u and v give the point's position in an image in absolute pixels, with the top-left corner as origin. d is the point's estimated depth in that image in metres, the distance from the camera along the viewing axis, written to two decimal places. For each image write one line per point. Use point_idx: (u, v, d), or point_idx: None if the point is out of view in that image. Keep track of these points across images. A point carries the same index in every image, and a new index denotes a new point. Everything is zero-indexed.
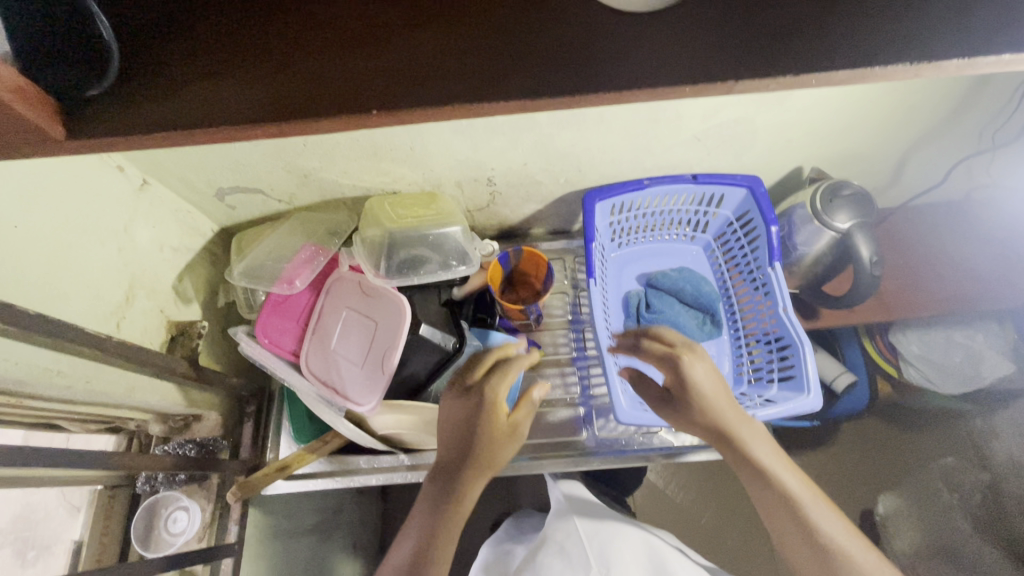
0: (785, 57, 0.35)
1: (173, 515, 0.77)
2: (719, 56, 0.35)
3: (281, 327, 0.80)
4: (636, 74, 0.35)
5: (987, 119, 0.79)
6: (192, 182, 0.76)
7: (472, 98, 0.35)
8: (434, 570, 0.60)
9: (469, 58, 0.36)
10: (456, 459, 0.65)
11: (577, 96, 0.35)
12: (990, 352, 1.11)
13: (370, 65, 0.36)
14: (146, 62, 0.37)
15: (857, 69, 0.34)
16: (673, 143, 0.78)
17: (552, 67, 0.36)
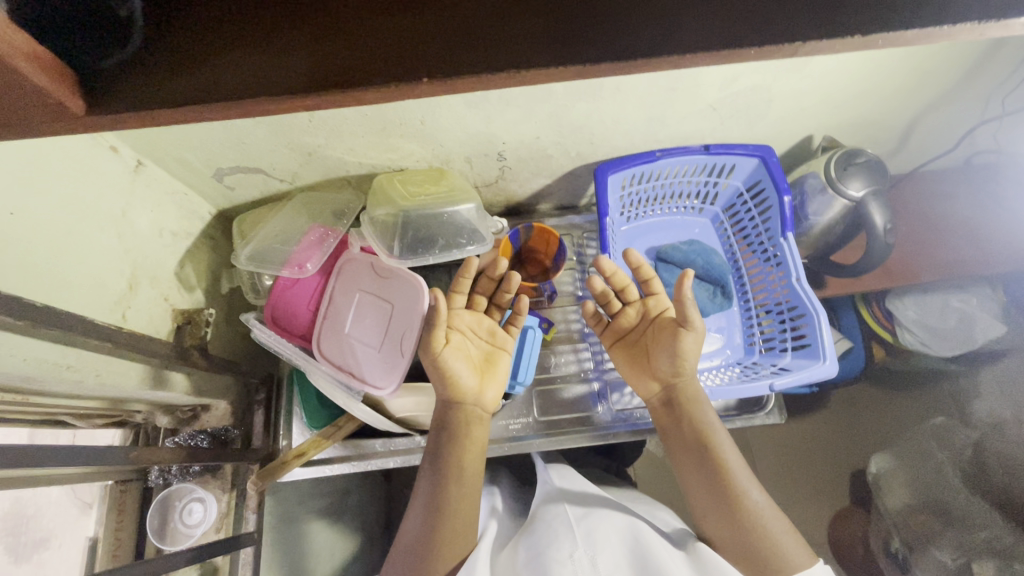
0: (856, 12, 0.33)
1: (190, 507, 0.76)
2: (782, 13, 0.34)
3: (289, 311, 0.77)
4: (695, 34, 0.33)
5: (997, 84, 0.78)
6: (191, 161, 0.72)
7: (522, 63, 0.33)
8: (449, 535, 0.60)
9: (523, 17, 0.34)
10: (447, 434, 0.67)
11: (633, 61, 0.34)
12: (985, 315, 1.13)
13: (412, 23, 0.34)
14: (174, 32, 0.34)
15: (925, 30, 0.33)
16: (687, 113, 0.77)
17: (610, 24, 0.34)
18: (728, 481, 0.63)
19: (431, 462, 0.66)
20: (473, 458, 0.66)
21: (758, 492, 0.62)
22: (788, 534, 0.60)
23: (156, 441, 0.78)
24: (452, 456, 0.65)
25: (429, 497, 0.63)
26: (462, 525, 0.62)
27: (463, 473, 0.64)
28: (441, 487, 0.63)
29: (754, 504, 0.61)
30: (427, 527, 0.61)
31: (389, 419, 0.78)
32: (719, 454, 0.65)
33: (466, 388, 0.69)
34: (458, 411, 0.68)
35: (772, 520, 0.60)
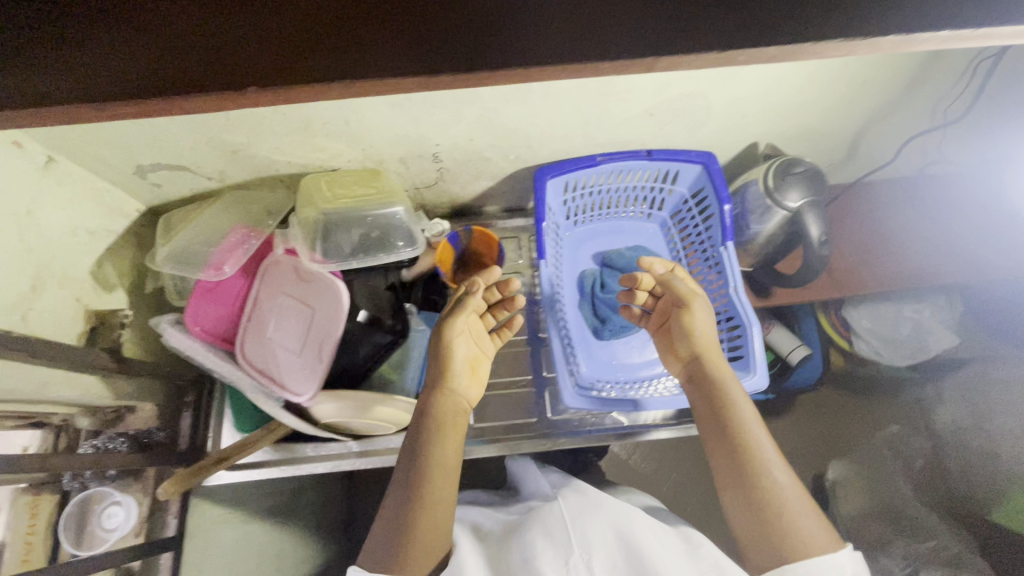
0: (705, 25, 0.36)
1: (111, 509, 0.75)
2: (639, 22, 0.35)
3: (212, 313, 0.75)
4: (548, 46, 0.36)
5: (941, 94, 0.77)
6: (108, 157, 0.69)
7: (389, 72, 0.36)
8: (423, 521, 0.56)
9: (393, 25, 0.36)
10: (427, 420, 0.63)
11: (493, 73, 0.36)
12: (938, 326, 1.12)
13: (290, 31, 0.36)
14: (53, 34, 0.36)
15: (763, 47, 0.35)
16: (624, 118, 0.75)
17: (476, 33, 0.36)
18: (740, 458, 0.57)
19: (409, 449, 0.62)
20: (450, 450, 0.62)
21: (778, 467, 0.56)
22: (808, 503, 0.54)
23: (76, 446, 0.71)
24: (427, 447, 0.61)
25: (397, 485, 0.60)
26: (434, 523, 0.57)
27: (440, 459, 0.61)
28: (410, 481, 0.59)
29: (766, 481, 0.55)
30: (399, 514, 0.57)
31: (316, 426, 0.76)
32: (741, 428, 0.59)
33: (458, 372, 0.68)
34: (443, 401, 0.65)
35: (788, 496, 0.54)
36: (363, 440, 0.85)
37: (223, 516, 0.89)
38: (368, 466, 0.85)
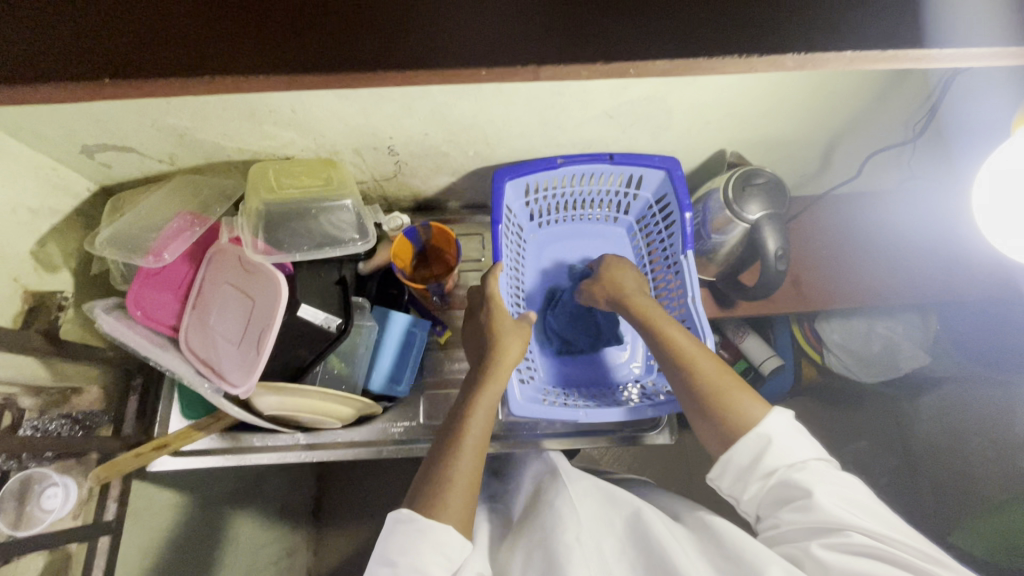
0: (583, 42, 0.45)
1: (54, 488, 0.71)
2: (530, 46, 0.45)
3: (155, 300, 0.74)
4: (455, 54, 0.45)
5: (910, 109, 0.75)
6: (47, 135, 0.66)
7: (326, 70, 0.45)
8: (465, 466, 0.57)
9: (336, 45, 0.45)
10: (474, 385, 0.66)
11: (406, 73, 0.45)
12: (910, 344, 1.09)
13: (249, 46, 0.45)
14: (40, 53, 0.44)
15: (615, 65, 0.45)
16: (584, 118, 0.72)
17: (398, 47, 0.45)
18: (692, 383, 0.63)
19: (454, 411, 0.64)
20: (488, 398, 0.64)
21: (718, 379, 0.62)
22: (744, 395, 0.60)
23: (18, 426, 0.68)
24: (472, 398, 0.64)
25: (443, 437, 0.61)
26: (478, 459, 0.58)
27: (484, 413, 0.63)
28: (456, 429, 0.61)
29: (716, 395, 0.60)
30: (443, 464, 0.58)
31: (259, 417, 0.76)
32: (668, 339, 0.67)
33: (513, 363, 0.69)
34: (490, 366, 0.67)
35: (732, 401, 0.59)
36: (310, 432, 0.84)
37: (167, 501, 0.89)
38: (314, 459, 0.85)
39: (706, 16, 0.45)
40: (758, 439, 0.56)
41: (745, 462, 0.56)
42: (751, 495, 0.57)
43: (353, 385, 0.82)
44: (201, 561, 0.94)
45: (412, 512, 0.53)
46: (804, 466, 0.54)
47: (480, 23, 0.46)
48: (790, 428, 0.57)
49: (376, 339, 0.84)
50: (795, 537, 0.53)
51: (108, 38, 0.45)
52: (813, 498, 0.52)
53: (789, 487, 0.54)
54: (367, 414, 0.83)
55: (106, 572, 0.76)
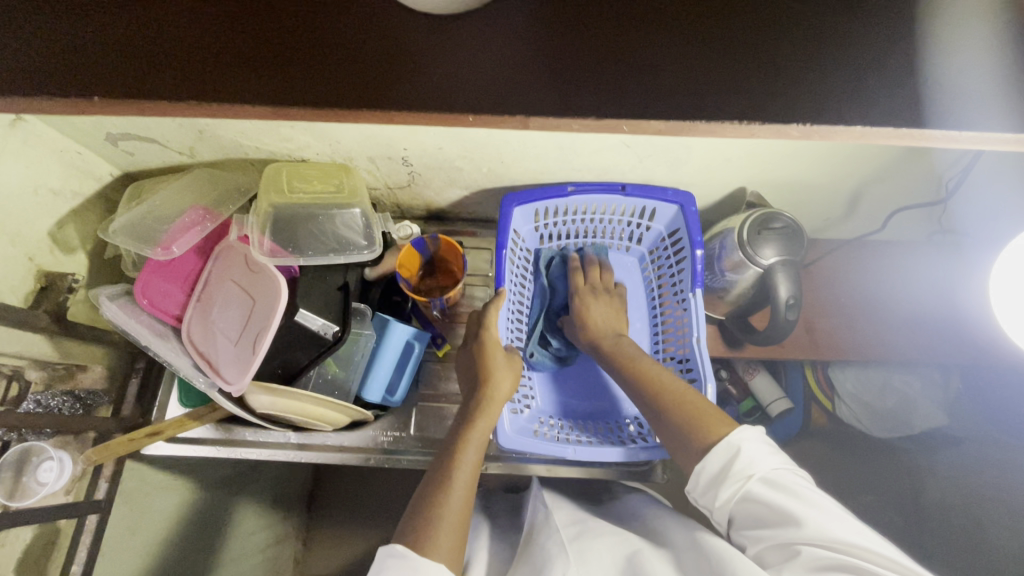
0: (582, 100, 0.49)
1: (51, 462, 0.72)
2: (534, 99, 0.49)
3: (162, 292, 0.75)
4: (463, 101, 0.49)
5: (944, 165, 0.72)
6: (71, 123, 0.67)
7: (347, 106, 0.48)
8: (452, 504, 0.56)
9: (356, 85, 0.49)
10: (458, 423, 0.66)
11: (412, 113, 0.49)
12: (927, 402, 1.04)
13: (278, 81, 0.49)
14: (90, 80, 0.49)
15: (613, 121, 0.48)
16: (601, 148, 0.70)
17: (413, 91, 0.49)
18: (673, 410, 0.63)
19: (442, 449, 0.63)
20: (480, 432, 0.64)
21: (703, 405, 0.62)
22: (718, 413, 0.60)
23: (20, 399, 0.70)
24: (461, 432, 0.64)
25: (433, 471, 0.60)
26: (468, 495, 0.58)
27: (468, 445, 0.62)
28: (448, 464, 0.60)
29: (698, 418, 0.60)
30: (429, 499, 0.56)
31: (252, 414, 0.77)
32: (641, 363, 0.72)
33: (504, 397, 0.68)
34: (481, 399, 0.67)
35: (716, 422, 0.59)
36: (301, 433, 0.84)
37: (158, 483, 0.90)
38: (303, 459, 0.85)
39: (696, 93, 0.49)
40: (727, 448, 0.55)
41: (716, 473, 0.55)
42: (722, 504, 0.55)
43: (346, 393, 0.82)
44: (186, 545, 0.95)
45: (403, 548, 0.52)
46: (774, 476, 0.53)
47: (489, 76, 0.50)
48: (762, 444, 0.55)
49: (373, 350, 0.83)
50: (768, 555, 0.52)
51: (162, 71, 0.50)
52: (787, 514, 0.50)
53: (757, 502, 0.52)
54: (358, 420, 0.84)
55: (92, 550, 0.77)
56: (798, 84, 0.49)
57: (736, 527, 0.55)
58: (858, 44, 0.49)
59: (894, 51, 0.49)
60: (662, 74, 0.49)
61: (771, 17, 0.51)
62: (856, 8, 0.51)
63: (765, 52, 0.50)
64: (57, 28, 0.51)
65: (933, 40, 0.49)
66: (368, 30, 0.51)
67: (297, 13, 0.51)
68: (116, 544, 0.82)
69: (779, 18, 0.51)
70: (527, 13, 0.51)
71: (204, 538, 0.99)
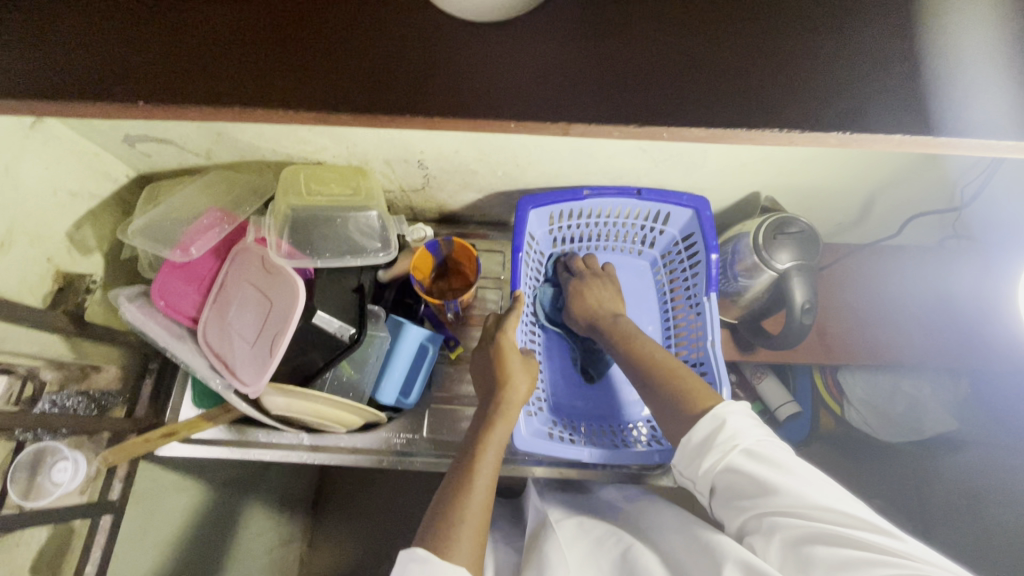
0: (611, 104, 0.49)
1: (65, 463, 0.72)
2: (563, 105, 0.50)
3: (178, 293, 0.76)
4: (492, 107, 0.49)
5: (956, 172, 0.73)
6: (91, 124, 0.67)
7: (380, 111, 0.49)
8: (473, 506, 0.56)
9: (386, 90, 0.50)
10: (476, 425, 0.66)
11: (441, 118, 0.49)
12: (936, 407, 1.04)
13: (308, 86, 0.50)
14: (122, 85, 0.50)
15: (643, 127, 0.49)
16: (618, 152, 0.70)
17: (444, 97, 0.50)
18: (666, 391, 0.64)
19: (461, 451, 0.64)
20: (499, 434, 0.64)
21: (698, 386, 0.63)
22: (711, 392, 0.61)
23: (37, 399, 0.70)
24: (480, 434, 0.64)
25: (454, 473, 0.61)
26: (488, 497, 0.58)
27: (488, 447, 0.62)
28: (468, 467, 0.60)
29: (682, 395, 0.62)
30: (450, 501, 0.57)
31: (267, 416, 0.77)
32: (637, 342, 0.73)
33: (522, 400, 0.69)
34: (500, 402, 0.67)
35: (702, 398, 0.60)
36: (314, 434, 0.84)
37: (170, 484, 0.90)
38: (316, 461, 0.85)
39: (723, 100, 0.49)
40: (712, 421, 0.56)
41: (702, 443, 0.56)
42: (707, 474, 0.56)
43: (360, 394, 0.82)
44: (197, 545, 0.95)
45: (427, 549, 0.52)
46: (758, 447, 0.54)
47: (518, 80, 0.50)
48: (748, 417, 0.57)
49: (388, 351, 0.83)
50: (750, 525, 0.52)
51: (190, 75, 0.50)
52: (768, 483, 0.50)
53: (740, 473, 0.53)
54: (371, 422, 0.84)
55: (106, 551, 0.77)
56: (818, 90, 0.49)
57: (718, 498, 0.55)
58: (881, 51, 0.50)
59: (912, 58, 0.50)
60: (689, 80, 0.50)
61: (794, 23, 0.51)
62: (878, 15, 0.51)
63: (787, 59, 0.50)
64: (87, 33, 0.51)
65: (952, 47, 0.49)
66: (393, 33, 0.51)
67: (323, 16, 0.52)
68: (130, 544, 0.82)
69: (805, 25, 0.51)
70: (551, 18, 0.52)
71: (216, 538, 0.99)
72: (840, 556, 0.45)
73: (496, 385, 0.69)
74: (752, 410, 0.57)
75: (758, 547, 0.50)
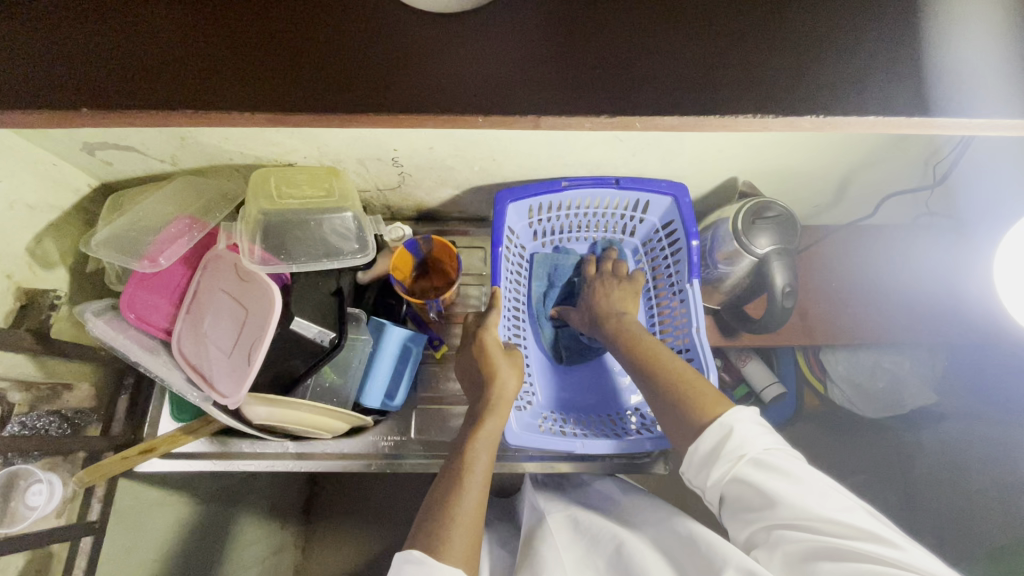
0: (583, 93, 0.49)
1: (40, 485, 0.70)
2: (533, 96, 0.48)
3: (149, 305, 0.73)
4: (460, 100, 0.48)
5: (929, 150, 0.73)
6: (47, 134, 0.64)
7: (345, 110, 0.47)
8: (465, 505, 0.55)
9: (353, 87, 0.48)
10: (467, 424, 0.65)
11: (410, 114, 0.48)
12: (916, 381, 1.05)
13: (269, 85, 0.48)
14: (72, 90, 0.47)
15: (616, 117, 0.48)
16: (594, 143, 0.69)
17: (412, 91, 0.48)
18: (665, 393, 0.63)
19: (453, 451, 0.63)
20: (490, 431, 0.63)
21: (700, 384, 0.62)
22: (715, 398, 0.60)
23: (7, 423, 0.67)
24: (470, 433, 0.63)
25: (444, 474, 0.60)
26: (480, 497, 0.57)
27: (478, 444, 0.62)
28: (460, 467, 0.59)
29: (688, 396, 0.61)
30: (441, 502, 0.56)
31: (249, 427, 0.75)
32: (649, 343, 0.71)
33: (511, 396, 0.68)
34: (490, 399, 0.66)
35: (708, 400, 0.60)
36: (299, 442, 0.83)
37: (152, 501, 0.88)
38: (302, 469, 0.84)
39: (695, 86, 0.48)
40: (719, 430, 0.55)
41: (707, 452, 0.55)
42: (713, 483, 0.55)
43: (344, 399, 0.81)
44: (185, 561, 0.93)
45: (421, 552, 0.51)
46: (767, 457, 0.53)
47: (485, 71, 0.49)
48: (756, 425, 0.56)
49: (371, 354, 0.82)
50: (758, 536, 0.52)
51: (150, 78, 0.48)
52: (776, 497, 0.50)
53: (747, 483, 0.52)
54: (357, 426, 0.82)
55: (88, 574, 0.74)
56: (790, 74, 0.49)
57: (725, 506, 0.55)
58: (853, 30, 0.50)
59: (884, 37, 0.50)
60: (661, 67, 0.49)
61: (765, 7, 0.51)
62: None
63: (763, 41, 0.50)
64: (34, 35, 0.48)
65: (920, 26, 0.50)
66: (361, 28, 0.50)
67: (282, 13, 0.50)
68: (114, 564, 0.79)
69: (775, 7, 0.51)
70: (519, 8, 0.51)
71: (203, 552, 0.97)
72: (847, 572, 0.45)
73: (487, 383, 0.68)
74: (760, 415, 0.57)
75: (767, 560, 0.51)
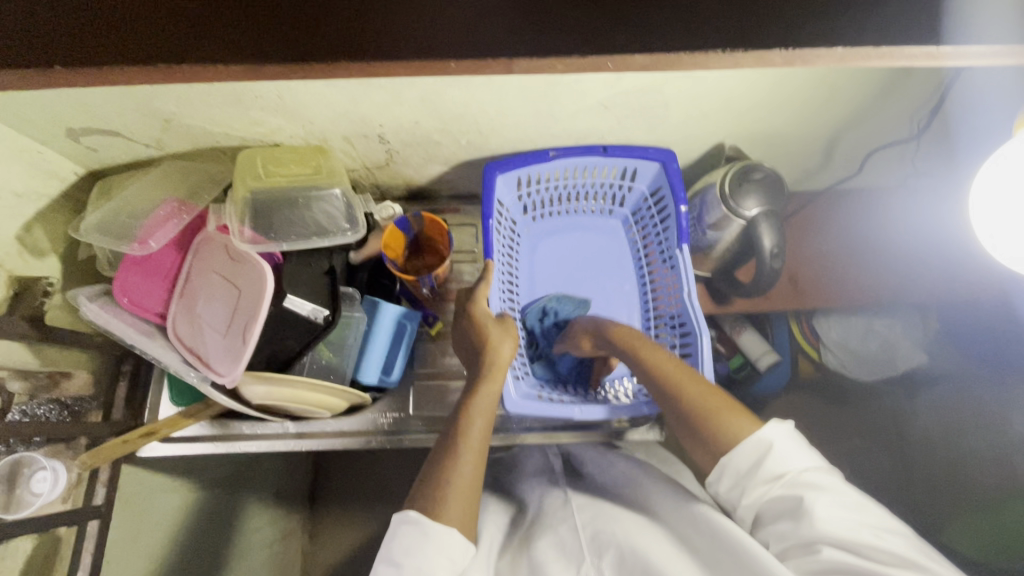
0: (560, 34, 0.47)
1: (45, 472, 0.70)
2: (508, 39, 0.47)
3: (141, 289, 0.74)
4: (433, 46, 0.47)
5: (917, 99, 0.73)
6: (30, 120, 0.64)
7: (318, 61, 0.47)
8: (464, 469, 0.56)
9: (324, 38, 0.47)
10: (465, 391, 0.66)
11: (385, 64, 0.47)
12: (909, 343, 1.06)
13: (237, 40, 0.47)
14: (38, 53, 0.46)
15: (594, 58, 0.47)
16: (579, 110, 0.69)
17: (383, 39, 0.47)
18: (681, 407, 0.60)
19: (451, 418, 0.63)
20: (485, 398, 0.64)
21: (717, 398, 0.59)
22: (736, 414, 0.57)
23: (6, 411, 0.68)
24: (467, 400, 0.64)
25: (443, 439, 0.60)
26: (478, 460, 0.57)
27: (475, 409, 0.62)
28: (456, 433, 0.60)
29: (708, 416, 0.58)
30: (440, 466, 0.56)
31: (248, 406, 0.76)
32: (651, 360, 0.66)
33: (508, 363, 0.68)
34: (487, 365, 0.67)
35: (731, 418, 0.57)
36: (300, 421, 0.84)
37: (156, 484, 0.89)
38: (304, 448, 0.85)
39: (677, 22, 0.47)
40: (758, 445, 0.54)
41: (745, 469, 0.54)
42: (750, 501, 0.54)
43: (341, 376, 0.82)
44: (193, 543, 0.94)
45: (422, 516, 0.52)
46: (807, 476, 0.52)
47: (460, 11, 0.47)
48: (795, 441, 0.54)
49: (366, 330, 0.83)
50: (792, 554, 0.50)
51: (119, 42, 0.47)
52: (820, 515, 0.48)
53: (789, 500, 0.51)
54: (356, 404, 0.83)
55: (96, 556, 0.75)
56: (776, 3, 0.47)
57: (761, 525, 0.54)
58: None
59: None
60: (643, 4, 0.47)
61: None
62: None
63: None
64: None
65: None
66: None
67: None
68: (122, 546, 0.81)
69: None
70: None
71: (210, 535, 0.98)
72: None
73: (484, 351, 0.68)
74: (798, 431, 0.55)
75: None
